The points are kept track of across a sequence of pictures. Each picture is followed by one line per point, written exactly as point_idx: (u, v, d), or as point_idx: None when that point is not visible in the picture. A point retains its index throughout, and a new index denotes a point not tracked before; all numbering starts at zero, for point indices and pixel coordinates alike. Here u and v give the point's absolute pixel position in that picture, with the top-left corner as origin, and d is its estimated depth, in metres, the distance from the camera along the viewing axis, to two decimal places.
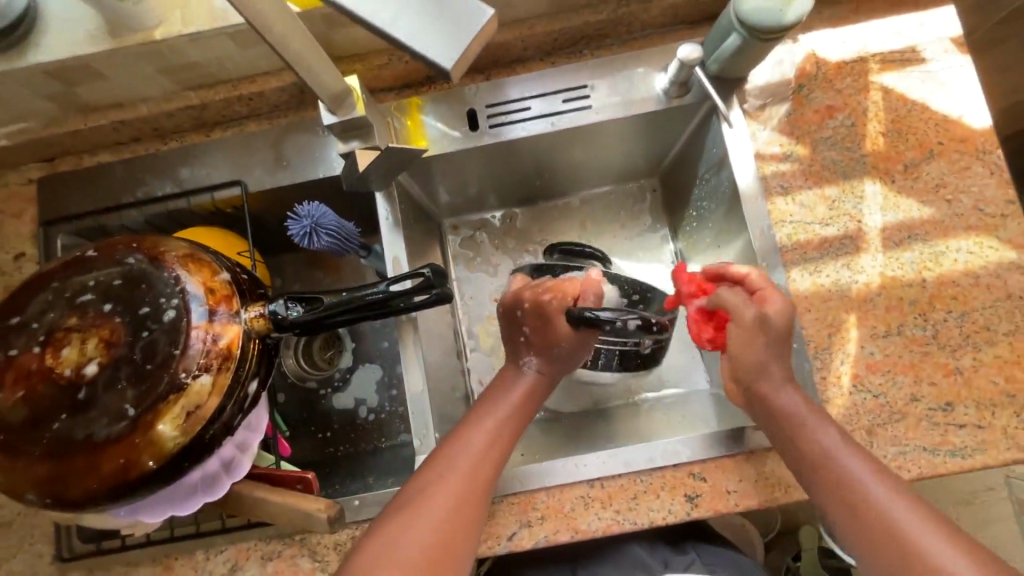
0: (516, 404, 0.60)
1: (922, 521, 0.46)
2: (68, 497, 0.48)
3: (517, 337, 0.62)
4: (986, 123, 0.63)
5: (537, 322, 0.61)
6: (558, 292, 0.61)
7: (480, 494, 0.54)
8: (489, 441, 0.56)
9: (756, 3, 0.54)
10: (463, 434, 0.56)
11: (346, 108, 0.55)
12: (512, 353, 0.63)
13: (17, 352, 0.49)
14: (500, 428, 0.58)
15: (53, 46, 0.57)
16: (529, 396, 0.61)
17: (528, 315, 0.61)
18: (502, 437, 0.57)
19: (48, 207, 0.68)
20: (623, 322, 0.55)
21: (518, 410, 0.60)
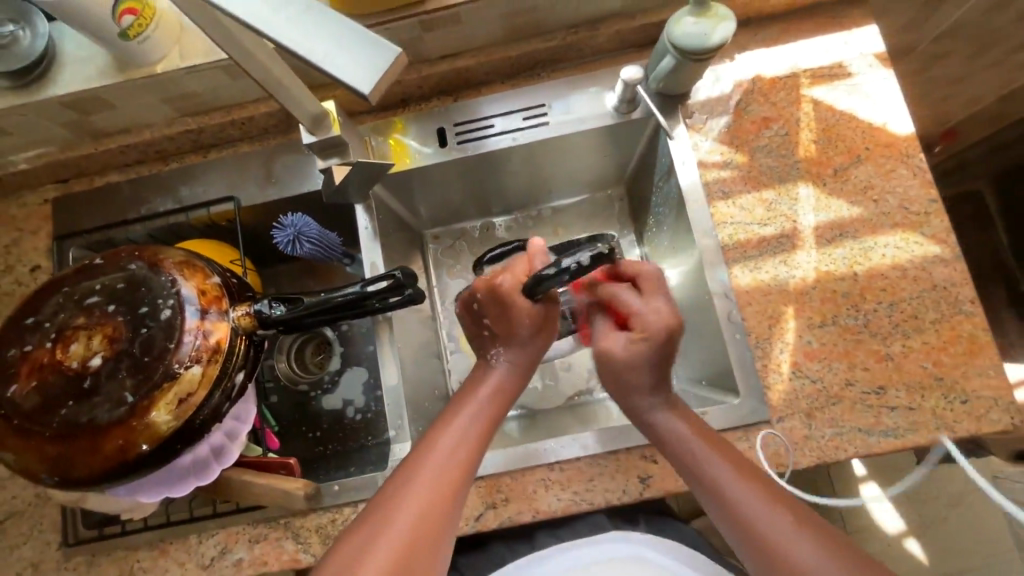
0: (484, 402, 0.62)
1: (792, 523, 0.51)
2: (74, 475, 0.54)
3: (482, 328, 0.66)
4: (908, 130, 0.69)
5: (494, 311, 0.63)
6: (509, 276, 0.63)
7: (456, 488, 0.56)
8: (458, 442, 0.58)
9: (687, 30, 0.61)
10: (432, 439, 0.58)
11: (323, 129, 0.61)
12: (481, 345, 0.67)
13: (31, 348, 0.56)
14: (468, 429, 0.59)
15: (68, 81, 0.65)
16: (496, 395, 0.63)
17: (486, 305, 0.64)
18: (476, 434, 0.59)
19: (62, 224, 0.75)
20: (574, 262, 0.52)
21: (486, 409, 0.62)
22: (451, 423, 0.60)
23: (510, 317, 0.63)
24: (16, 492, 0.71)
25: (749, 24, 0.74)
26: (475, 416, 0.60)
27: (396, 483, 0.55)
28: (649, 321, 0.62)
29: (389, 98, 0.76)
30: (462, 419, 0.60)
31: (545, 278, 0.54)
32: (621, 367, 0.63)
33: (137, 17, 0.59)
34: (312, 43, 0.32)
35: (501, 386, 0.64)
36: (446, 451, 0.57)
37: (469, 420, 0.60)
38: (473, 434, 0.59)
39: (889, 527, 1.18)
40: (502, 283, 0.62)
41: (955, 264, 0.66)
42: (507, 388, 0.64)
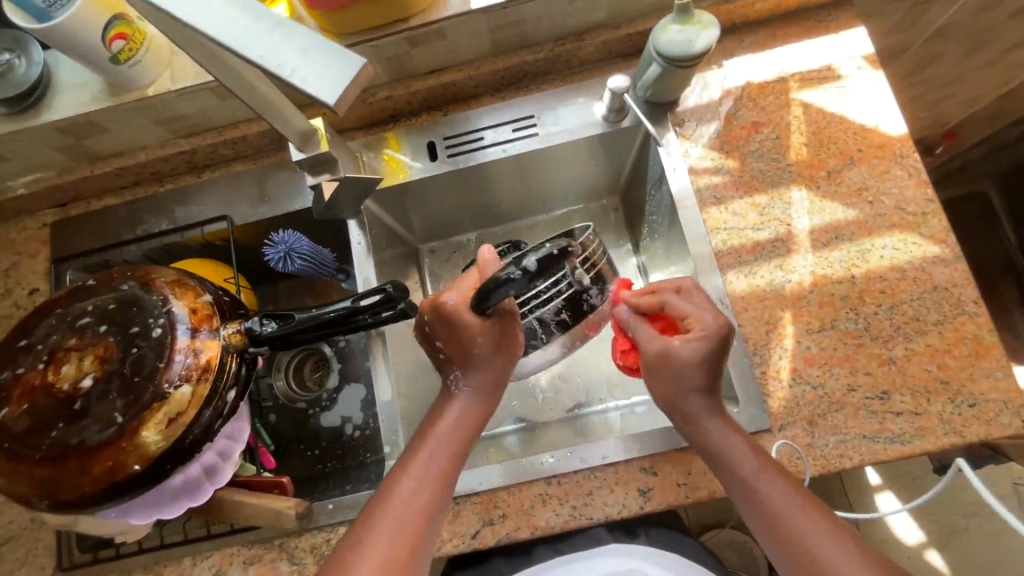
0: (445, 438, 0.60)
1: (818, 524, 0.51)
2: (63, 498, 0.53)
3: (438, 352, 0.64)
4: (901, 130, 0.69)
5: (445, 333, 0.62)
6: (457, 291, 0.61)
7: (420, 527, 0.54)
8: (421, 481, 0.57)
9: (670, 37, 0.62)
10: (394, 480, 0.57)
11: (312, 146, 0.60)
12: (442, 369, 0.66)
13: (23, 370, 0.56)
14: (430, 466, 0.58)
15: (62, 107, 0.66)
16: (457, 429, 0.61)
17: (436, 326, 0.62)
18: (437, 469, 0.58)
19: (60, 247, 0.76)
20: (524, 266, 0.48)
21: (447, 443, 0.60)
22: (413, 460, 0.58)
23: (462, 338, 0.61)
24: (12, 516, 0.71)
25: (735, 29, 0.75)
26: (434, 454, 0.59)
27: (368, 520, 0.55)
28: (708, 322, 0.57)
29: (379, 114, 0.76)
30: (423, 458, 0.58)
31: (493, 288, 0.49)
32: (681, 364, 0.58)
33: (127, 41, 0.60)
34: (282, 58, 0.32)
35: (462, 419, 0.62)
36: (409, 491, 0.56)
37: (431, 458, 0.58)
38: (434, 473, 0.57)
39: (909, 539, 1.14)
40: (446, 301, 0.60)
41: (955, 264, 0.64)
42: (470, 420, 0.62)
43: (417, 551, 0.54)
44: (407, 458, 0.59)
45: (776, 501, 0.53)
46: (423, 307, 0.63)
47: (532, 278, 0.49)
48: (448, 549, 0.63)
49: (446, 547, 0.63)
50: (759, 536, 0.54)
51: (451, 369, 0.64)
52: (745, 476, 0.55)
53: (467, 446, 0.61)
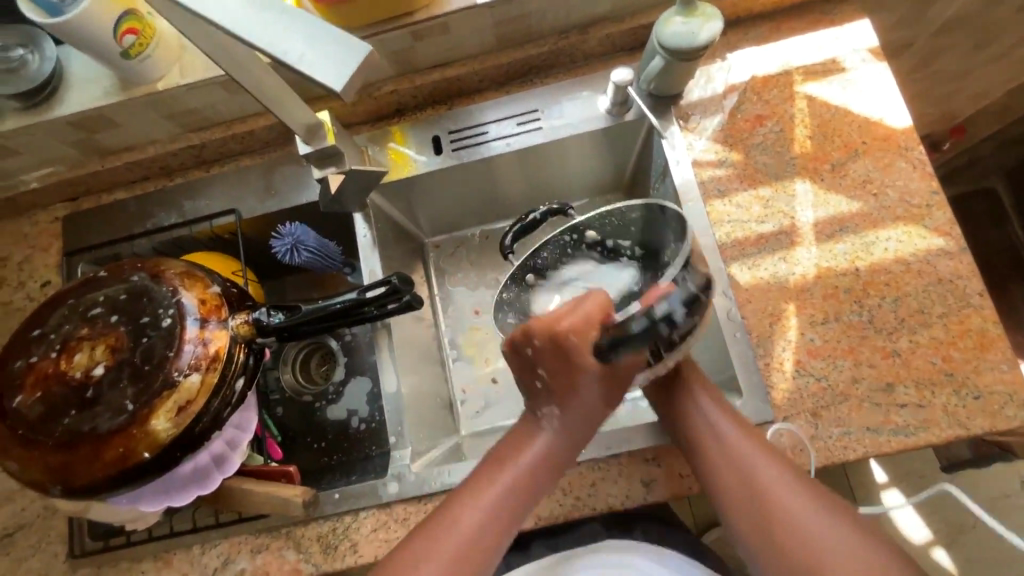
0: (518, 477, 0.53)
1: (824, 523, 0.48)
2: (75, 483, 0.55)
3: (536, 379, 0.54)
4: (905, 122, 0.68)
5: (555, 366, 0.52)
6: (577, 323, 0.51)
7: (474, 569, 0.49)
8: (486, 517, 0.51)
9: (674, 30, 0.62)
10: (458, 511, 0.51)
11: (318, 139, 0.62)
12: (530, 397, 0.56)
13: (37, 359, 0.57)
14: (495, 501, 0.52)
15: (74, 102, 0.67)
16: (536, 466, 0.54)
17: (545, 358, 0.52)
18: (507, 510, 0.52)
19: (72, 240, 0.77)
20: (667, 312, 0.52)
21: (526, 483, 0.53)
22: (478, 491, 0.52)
23: (570, 377, 0.52)
24: (25, 504, 0.72)
25: (739, 22, 0.75)
26: (509, 494, 0.52)
27: (424, 539, 0.50)
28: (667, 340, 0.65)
29: (385, 108, 0.77)
30: (497, 493, 0.52)
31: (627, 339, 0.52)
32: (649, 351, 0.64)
33: (138, 36, 0.61)
34: (288, 45, 0.33)
35: (546, 457, 0.54)
36: (471, 524, 0.51)
37: (504, 496, 0.52)
38: (501, 510, 0.52)
39: (916, 537, 1.13)
40: (567, 331, 0.50)
41: (960, 257, 0.64)
42: (556, 459, 0.55)
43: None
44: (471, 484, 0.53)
45: (770, 489, 0.50)
46: (533, 329, 0.51)
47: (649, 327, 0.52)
48: None
49: None
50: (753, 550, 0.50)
51: (543, 406, 0.55)
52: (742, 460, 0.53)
53: (545, 484, 0.55)
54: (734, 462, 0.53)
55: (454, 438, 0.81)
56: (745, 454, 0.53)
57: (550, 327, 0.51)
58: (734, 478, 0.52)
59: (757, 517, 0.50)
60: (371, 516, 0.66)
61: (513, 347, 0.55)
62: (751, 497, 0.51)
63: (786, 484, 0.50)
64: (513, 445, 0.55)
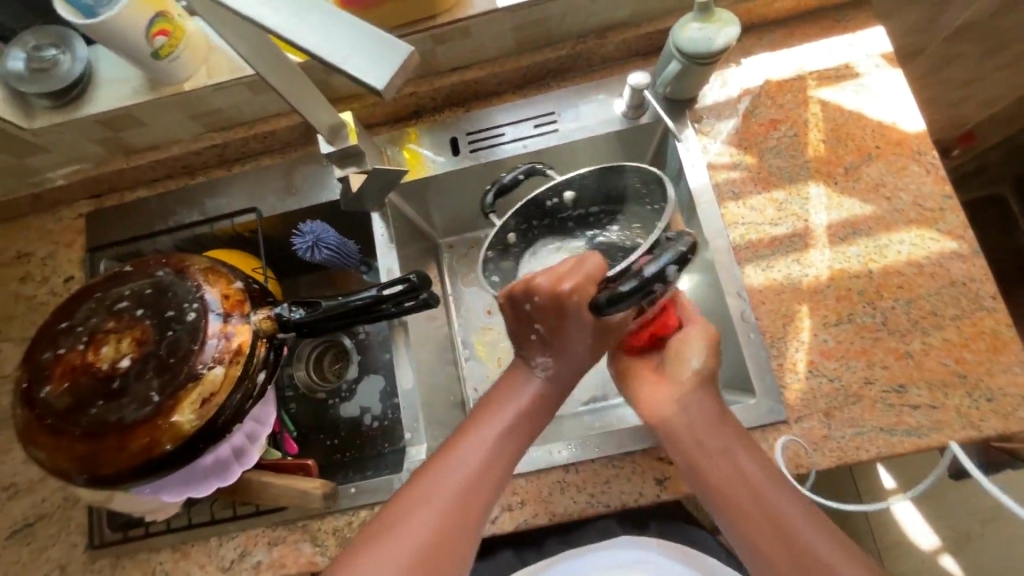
0: (514, 422, 0.55)
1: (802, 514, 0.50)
2: (101, 472, 0.56)
3: (531, 331, 0.56)
4: (918, 127, 0.69)
5: (554, 325, 0.54)
6: (580, 283, 0.52)
7: (474, 512, 0.50)
8: (485, 460, 0.52)
9: (691, 34, 0.63)
10: (455, 452, 0.52)
11: (340, 139, 0.63)
12: (522, 347, 0.57)
13: (64, 350, 0.58)
14: (492, 445, 0.53)
15: (104, 102, 0.69)
16: (529, 412, 0.56)
17: (545, 315, 0.53)
18: (503, 455, 0.53)
19: (95, 237, 0.79)
20: (660, 274, 0.49)
21: (519, 431, 0.55)
22: (476, 435, 0.53)
23: (565, 329, 0.54)
24: (46, 494, 0.73)
25: (753, 28, 0.76)
26: (503, 440, 0.54)
27: (425, 484, 0.51)
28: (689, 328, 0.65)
29: (404, 110, 0.78)
30: (493, 440, 0.53)
31: (620, 301, 0.50)
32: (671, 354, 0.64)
33: (168, 37, 0.63)
34: (329, 44, 0.34)
35: (537, 403, 0.56)
36: (472, 469, 0.51)
37: (498, 443, 0.53)
38: (498, 455, 0.53)
39: (923, 543, 1.13)
40: (570, 293, 0.51)
41: (973, 260, 0.65)
42: (547, 405, 0.57)
43: (470, 531, 0.50)
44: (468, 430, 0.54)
45: (781, 509, 0.50)
46: (534, 285, 0.52)
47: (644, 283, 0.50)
48: None
49: None
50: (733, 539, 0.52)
51: (537, 355, 0.57)
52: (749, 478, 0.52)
53: (537, 427, 0.56)
54: (737, 479, 0.52)
55: None
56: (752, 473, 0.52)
57: (554, 285, 0.52)
58: (739, 494, 0.52)
59: (740, 508, 0.51)
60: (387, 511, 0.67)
61: (512, 302, 0.55)
62: (759, 514, 0.50)
63: (791, 503, 0.50)
64: (507, 394, 0.56)
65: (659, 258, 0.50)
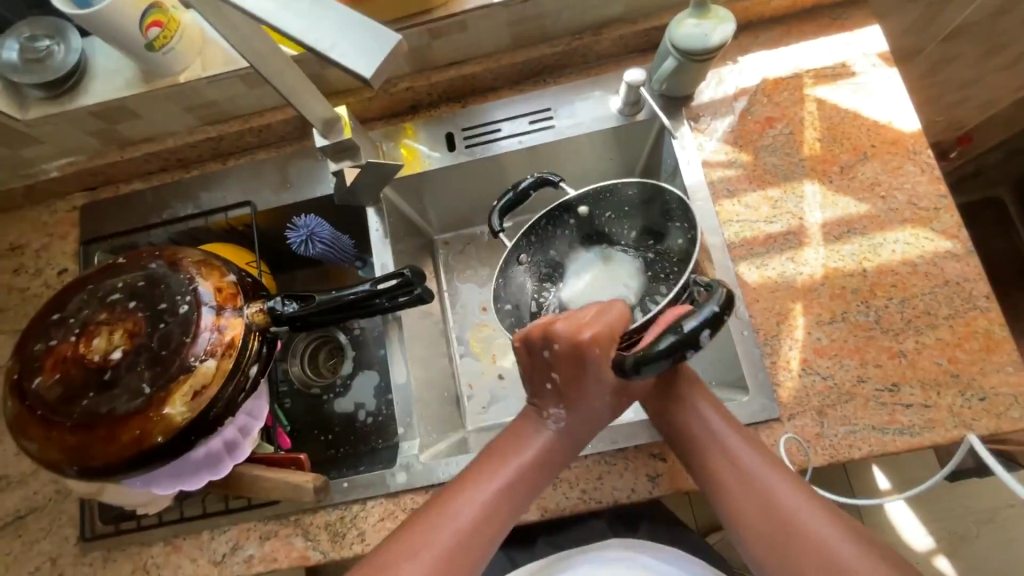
0: (521, 469, 0.53)
1: (821, 516, 0.48)
2: (92, 464, 0.56)
3: (545, 382, 0.54)
4: (914, 127, 0.69)
5: (571, 379, 0.52)
6: (600, 334, 0.50)
7: (474, 557, 0.50)
8: (487, 512, 0.51)
9: (687, 31, 0.63)
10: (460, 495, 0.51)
11: (335, 132, 0.63)
12: (535, 396, 0.56)
13: (56, 342, 0.58)
14: (495, 497, 0.52)
15: (98, 93, 0.69)
16: (534, 462, 0.54)
17: (564, 370, 0.52)
18: (506, 501, 0.52)
19: (89, 229, 0.79)
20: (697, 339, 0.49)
21: (525, 477, 0.54)
22: (481, 482, 0.52)
23: (582, 385, 0.52)
24: (38, 487, 0.73)
25: (750, 26, 0.76)
26: (508, 484, 0.53)
27: (423, 531, 0.49)
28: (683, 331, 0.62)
29: (400, 105, 0.78)
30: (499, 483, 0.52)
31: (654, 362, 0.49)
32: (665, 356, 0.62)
33: (162, 29, 0.63)
34: (318, 33, 0.34)
35: (545, 455, 0.54)
36: (472, 517, 0.50)
37: (503, 488, 0.52)
38: (499, 508, 0.52)
39: (917, 544, 1.13)
40: (590, 345, 0.49)
41: (967, 259, 0.65)
42: (554, 457, 0.55)
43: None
44: (471, 477, 0.53)
45: (778, 495, 0.49)
46: (554, 334, 0.50)
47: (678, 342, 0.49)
48: None
49: None
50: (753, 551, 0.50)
51: (549, 406, 0.55)
52: (742, 467, 0.52)
53: (542, 478, 0.55)
54: (731, 469, 0.52)
55: (460, 432, 0.82)
56: (748, 464, 0.52)
57: (575, 338, 0.50)
58: (733, 485, 0.51)
59: (757, 513, 0.49)
60: (378, 506, 0.67)
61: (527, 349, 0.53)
62: (756, 503, 0.50)
63: (808, 505, 0.48)
64: (514, 443, 0.54)
65: (695, 321, 0.49)
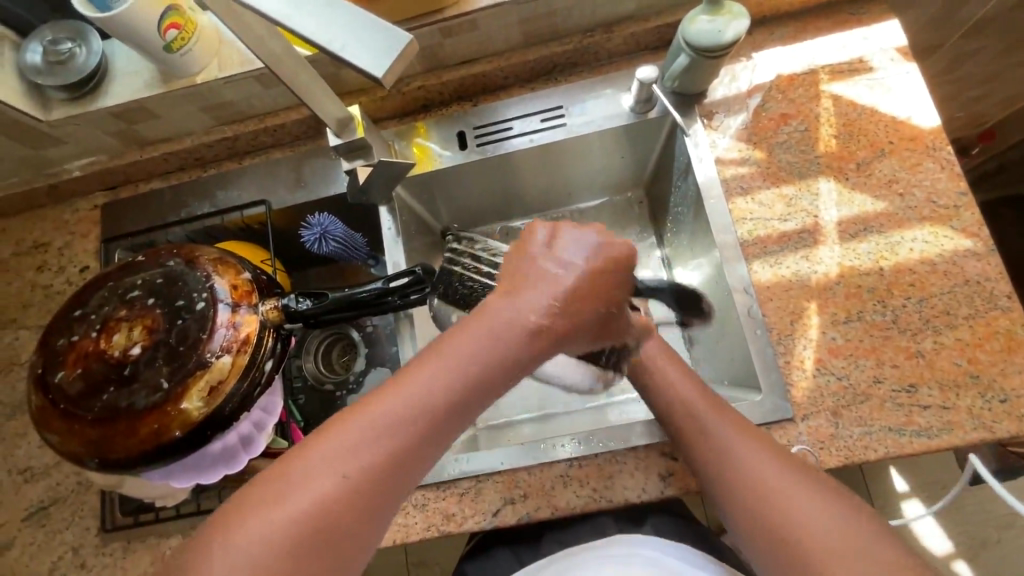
0: (478, 369, 0.48)
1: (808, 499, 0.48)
2: (113, 457, 0.57)
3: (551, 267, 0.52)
4: (933, 123, 0.68)
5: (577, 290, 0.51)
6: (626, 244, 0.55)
7: (405, 456, 0.45)
8: (432, 404, 0.46)
9: (700, 27, 0.63)
10: (414, 379, 0.47)
11: (348, 131, 0.63)
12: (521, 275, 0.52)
13: (78, 337, 0.60)
14: (432, 402, 0.46)
15: (118, 94, 0.70)
16: (486, 365, 0.48)
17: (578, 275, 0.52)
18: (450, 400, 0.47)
19: (110, 228, 0.80)
20: None
21: (475, 377, 0.48)
22: (435, 372, 0.47)
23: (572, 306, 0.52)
24: (60, 479, 0.75)
25: (765, 22, 0.75)
26: (456, 383, 0.47)
27: (349, 436, 0.44)
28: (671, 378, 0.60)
29: (412, 103, 0.79)
30: (450, 376, 0.47)
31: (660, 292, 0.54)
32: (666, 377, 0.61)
33: (180, 31, 0.64)
34: (332, 34, 0.34)
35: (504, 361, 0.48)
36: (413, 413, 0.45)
37: (450, 381, 0.47)
38: (436, 417, 0.46)
39: (936, 549, 1.11)
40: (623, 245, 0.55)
41: (989, 259, 0.63)
42: (504, 364, 0.48)
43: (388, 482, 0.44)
44: (420, 371, 0.47)
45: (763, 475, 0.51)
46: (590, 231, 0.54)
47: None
48: (470, 525, 0.65)
49: (468, 523, 0.65)
50: (738, 528, 0.51)
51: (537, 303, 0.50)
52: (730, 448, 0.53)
53: (490, 389, 0.48)
54: (718, 450, 0.54)
55: (471, 429, 0.82)
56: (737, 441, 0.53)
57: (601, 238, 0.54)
58: (721, 463, 0.53)
59: (744, 496, 0.51)
60: None
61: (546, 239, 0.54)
62: (742, 482, 0.51)
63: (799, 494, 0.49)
64: (478, 332, 0.49)
65: None
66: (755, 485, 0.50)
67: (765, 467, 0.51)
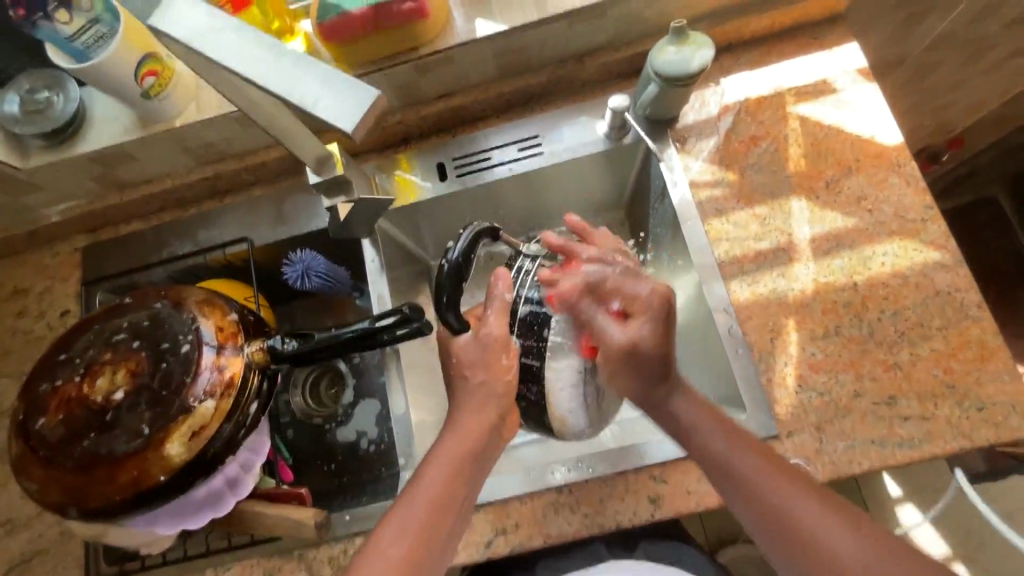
0: (436, 493, 0.55)
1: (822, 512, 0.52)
2: (92, 505, 0.56)
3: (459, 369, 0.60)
4: (897, 140, 0.70)
5: (484, 394, 0.60)
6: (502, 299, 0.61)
7: None
8: (410, 536, 0.52)
9: (667, 58, 0.65)
10: (393, 514, 0.54)
11: (328, 169, 0.63)
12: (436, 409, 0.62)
13: (61, 382, 0.59)
14: (411, 530, 0.53)
15: (96, 140, 0.71)
16: (441, 486, 0.55)
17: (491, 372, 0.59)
18: (424, 530, 0.53)
19: (91, 270, 0.80)
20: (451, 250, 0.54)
21: (432, 500, 0.54)
22: (404, 507, 0.54)
23: (505, 425, 0.61)
24: (42, 529, 0.73)
25: (730, 48, 0.78)
26: (418, 511, 0.54)
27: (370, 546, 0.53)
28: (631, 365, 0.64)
29: (391, 137, 0.80)
30: (411, 505, 0.54)
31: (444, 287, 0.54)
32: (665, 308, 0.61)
33: (157, 77, 0.65)
34: (303, 91, 0.36)
35: (484, 447, 0.59)
36: (400, 551, 0.52)
37: (417, 510, 0.54)
38: (419, 545, 0.52)
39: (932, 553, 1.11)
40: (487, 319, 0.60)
41: (957, 270, 0.65)
42: (450, 487, 0.55)
43: None
44: (396, 510, 0.54)
45: (782, 492, 0.53)
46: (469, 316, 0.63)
47: (463, 267, 0.53)
48: (462, 558, 0.64)
49: (461, 556, 0.65)
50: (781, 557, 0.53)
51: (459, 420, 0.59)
52: (749, 479, 0.55)
53: (450, 508, 0.55)
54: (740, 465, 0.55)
55: None
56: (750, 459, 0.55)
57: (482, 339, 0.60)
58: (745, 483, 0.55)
59: (776, 519, 0.53)
60: None
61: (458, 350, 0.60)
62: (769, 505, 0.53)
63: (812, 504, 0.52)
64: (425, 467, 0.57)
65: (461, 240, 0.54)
66: (780, 508, 0.53)
67: (784, 485, 0.54)
